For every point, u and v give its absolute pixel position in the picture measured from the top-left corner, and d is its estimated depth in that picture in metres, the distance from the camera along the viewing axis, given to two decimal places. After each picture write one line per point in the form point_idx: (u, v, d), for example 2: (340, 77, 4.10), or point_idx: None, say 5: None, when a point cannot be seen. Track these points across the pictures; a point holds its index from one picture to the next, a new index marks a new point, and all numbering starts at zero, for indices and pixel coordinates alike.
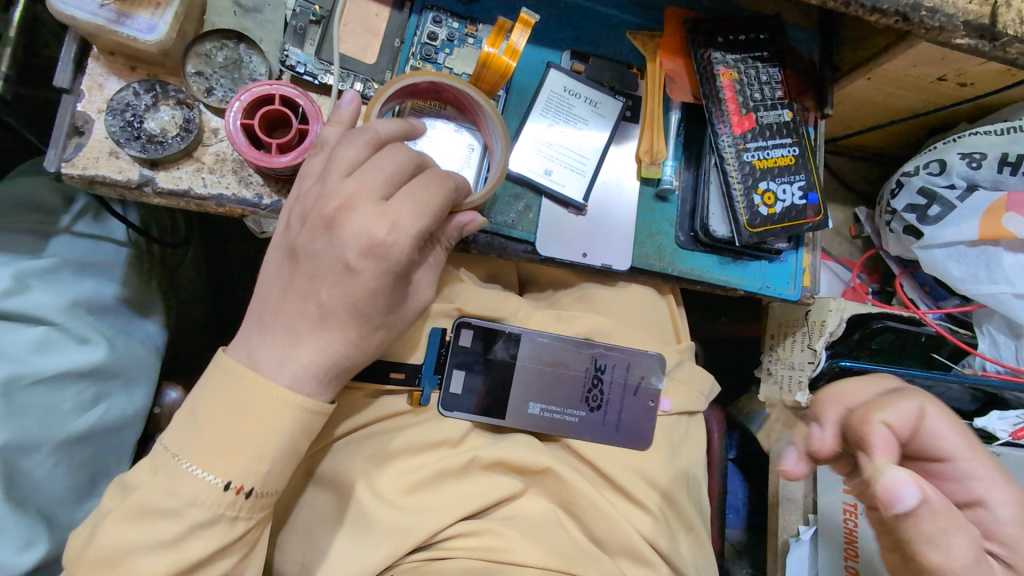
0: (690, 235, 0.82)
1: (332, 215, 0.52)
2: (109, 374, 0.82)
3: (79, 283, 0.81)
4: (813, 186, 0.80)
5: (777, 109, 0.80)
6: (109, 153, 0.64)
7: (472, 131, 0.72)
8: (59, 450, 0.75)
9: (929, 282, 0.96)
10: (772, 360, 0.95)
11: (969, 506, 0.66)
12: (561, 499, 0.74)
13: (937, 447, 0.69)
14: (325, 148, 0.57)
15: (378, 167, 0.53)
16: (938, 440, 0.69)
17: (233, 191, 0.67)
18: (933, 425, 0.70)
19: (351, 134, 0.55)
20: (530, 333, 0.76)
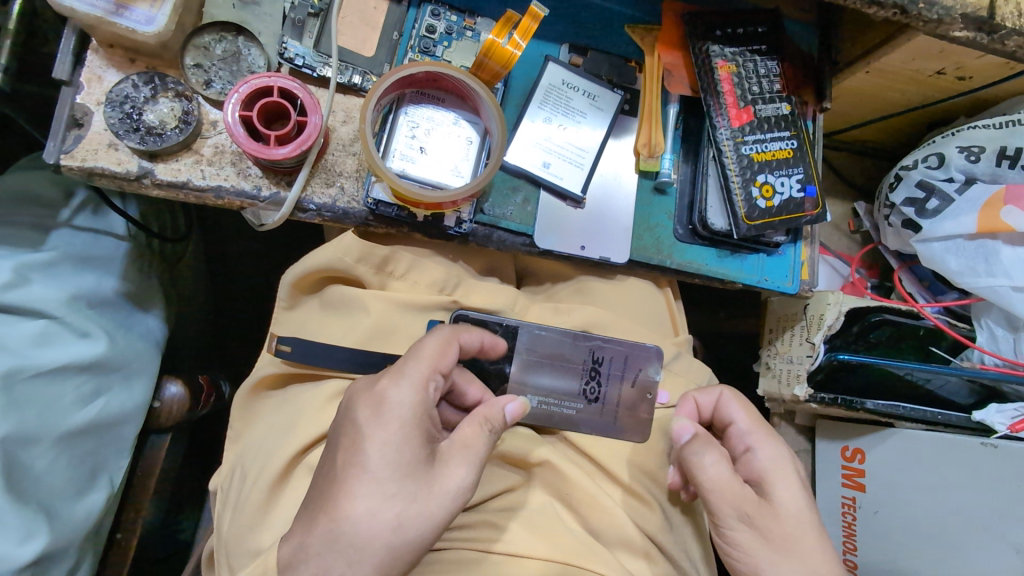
0: (688, 228, 0.82)
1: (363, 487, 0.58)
2: (109, 367, 0.82)
3: (78, 277, 0.81)
4: (812, 179, 0.80)
5: (776, 102, 0.80)
6: (107, 145, 0.65)
7: (471, 122, 0.72)
8: (60, 443, 0.77)
9: (929, 276, 0.97)
10: (771, 354, 0.97)
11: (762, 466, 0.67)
12: (561, 491, 0.75)
13: (728, 418, 0.71)
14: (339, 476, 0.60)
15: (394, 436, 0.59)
16: (727, 415, 0.71)
17: (232, 183, 0.67)
18: (727, 403, 0.72)
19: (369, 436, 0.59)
20: (527, 325, 0.76)
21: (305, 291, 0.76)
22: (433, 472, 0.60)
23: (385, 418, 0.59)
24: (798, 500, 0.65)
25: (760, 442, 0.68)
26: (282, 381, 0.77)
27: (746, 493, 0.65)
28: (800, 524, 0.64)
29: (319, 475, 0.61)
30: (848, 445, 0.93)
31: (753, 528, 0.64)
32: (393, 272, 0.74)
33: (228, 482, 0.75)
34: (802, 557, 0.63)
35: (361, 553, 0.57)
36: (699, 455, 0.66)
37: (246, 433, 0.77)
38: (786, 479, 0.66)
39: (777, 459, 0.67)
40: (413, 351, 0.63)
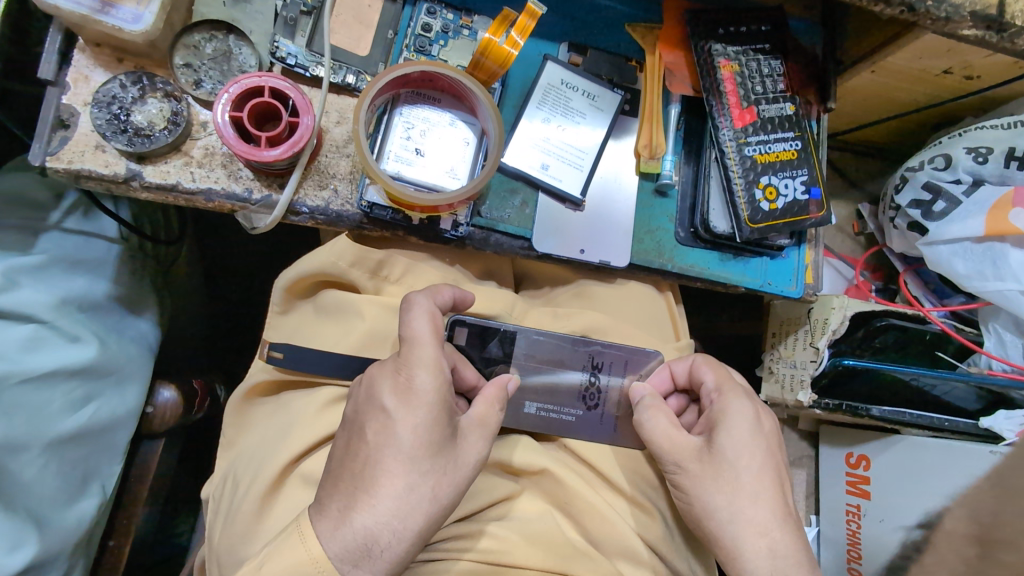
0: (690, 231, 0.80)
1: (395, 470, 0.58)
2: (100, 372, 0.81)
3: (68, 280, 0.80)
4: (817, 181, 0.78)
5: (780, 102, 0.78)
6: (94, 147, 0.63)
7: (468, 123, 0.70)
8: (50, 449, 0.75)
9: (934, 279, 0.95)
10: (774, 358, 0.95)
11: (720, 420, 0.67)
12: (560, 500, 0.74)
13: (698, 380, 0.72)
14: (366, 464, 0.59)
15: (415, 419, 0.59)
16: (698, 377, 0.72)
17: (222, 185, 0.66)
18: (699, 367, 0.72)
19: (391, 420, 0.59)
20: (525, 330, 0.74)
21: (299, 296, 0.75)
22: (458, 446, 0.62)
23: (412, 402, 0.59)
24: (746, 450, 0.65)
25: (722, 397, 0.68)
26: (275, 387, 0.75)
27: (689, 442, 0.67)
28: (742, 472, 0.65)
29: (347, 455, 0.60)
30: (852, 451, 0.92)
31: (693, 473, 0.66)
32: (388, 277, 0.73)
33: (220, 490, 0.73)
34: (736, 499, 0.64)
35: (404, 524, 0.59)
36: (643, 411, 0.69)
37: (239, 440, 0.76)
38: (735, 431, 0.66)
39: (741, 414, 0.67)
40: (419, 330, 0.61)
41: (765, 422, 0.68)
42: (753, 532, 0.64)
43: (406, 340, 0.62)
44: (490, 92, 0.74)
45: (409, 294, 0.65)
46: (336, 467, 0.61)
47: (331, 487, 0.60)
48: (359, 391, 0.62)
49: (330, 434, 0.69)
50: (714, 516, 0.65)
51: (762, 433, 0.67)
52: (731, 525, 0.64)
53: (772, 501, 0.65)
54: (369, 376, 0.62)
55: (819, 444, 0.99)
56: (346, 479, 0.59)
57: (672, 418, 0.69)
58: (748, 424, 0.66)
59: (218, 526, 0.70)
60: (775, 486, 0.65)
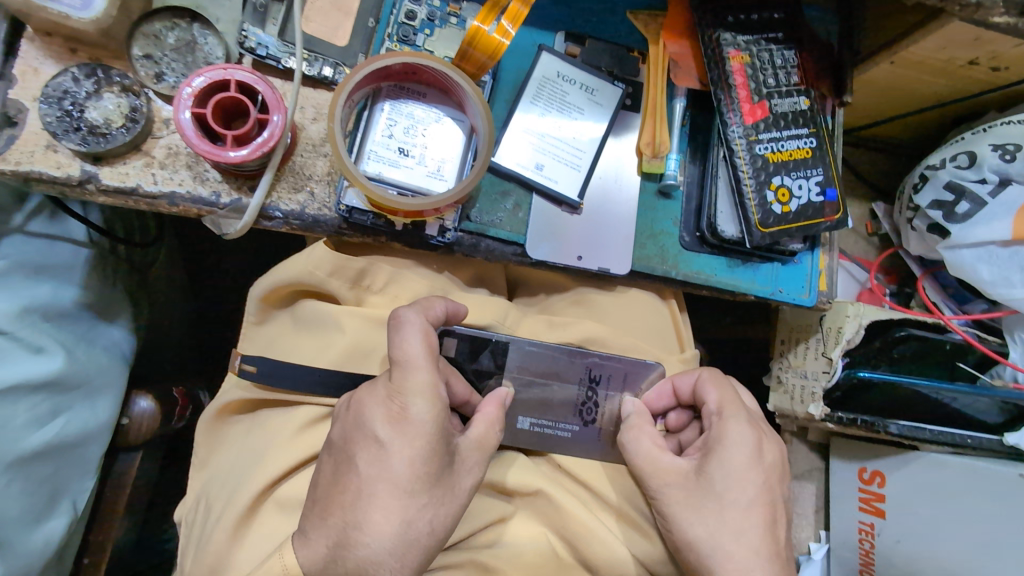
0: (695, 235, 0.74)
1: (387, 506, 0.53)
2: (69, 386, 0.76)
3: (33, 288, 0.74)
4: (832, 181, 0.72)
5: (793, 96, 0.73)
6: (46, 147, 0.58)
7: (455, 120, 0.65)
8: (13, 468, 0.70)
9: (953, 284, 0.90)
10: (782, 368, 0.90)
11: (715, 445, 0.61)
12: (557, 526, 0.69)
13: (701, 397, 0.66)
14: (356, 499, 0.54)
15: (405, 452, 0.53)
16: (701, 395, 0.66)
17: (187, 188, 0.60)
18: (703, 383, 0.66)
19: (382, 453, 0.53)
20: (518, 341, 0.69)
21: (276, 305, 0.69)
22: (455, 473, 0.57)
23: (405, 432, 0.54)
24: (738, 482, 0.60)
25: (722, 420, 0.62)
26: (251, 404, 0.70)
27: (677, 465, 0.62)
28: (730, 502, 0.59)
29: (334, 486, 0.55)
30: (866, 466, 0.87)
31: (676, 498, 0.61)
32: (370, 286, 0.67)
33: (192, 514, 0.69)
34: (718, 534, 0.59)
35: (401, 561, 0.54)
36: (625, 431, 0.65)
37: (213, 459, 0.71)
38: (728, 460, 0.60)
39: (740, 443, 0.61)
40: (411, 353, 0.55)
41: (767, 452, 0.62)
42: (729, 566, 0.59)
43: (398, 362, 0.55)
44: (479, 86, 0.68)
45: (399, 309, 0.59)
46: (323, 496, 0.55)
47: (319, 519, 0.55)
48: (347, 415, 0.57)
49: (307, 458, 0.64)
50: (692, 546, 0.60)
51: (761, 465, 0.61)
52: (710, 558, 0.59)
53: (757, 537, 0.59)
54: (358, 399, 0.56)
55: (830, 457, 0.94)
56: (335, 515, 0.54)
57: (657, 440, 0.64)
58: (745, 452, 0.61)
59: (189, 553, 0.66)
60: (764, 523, 0.60)
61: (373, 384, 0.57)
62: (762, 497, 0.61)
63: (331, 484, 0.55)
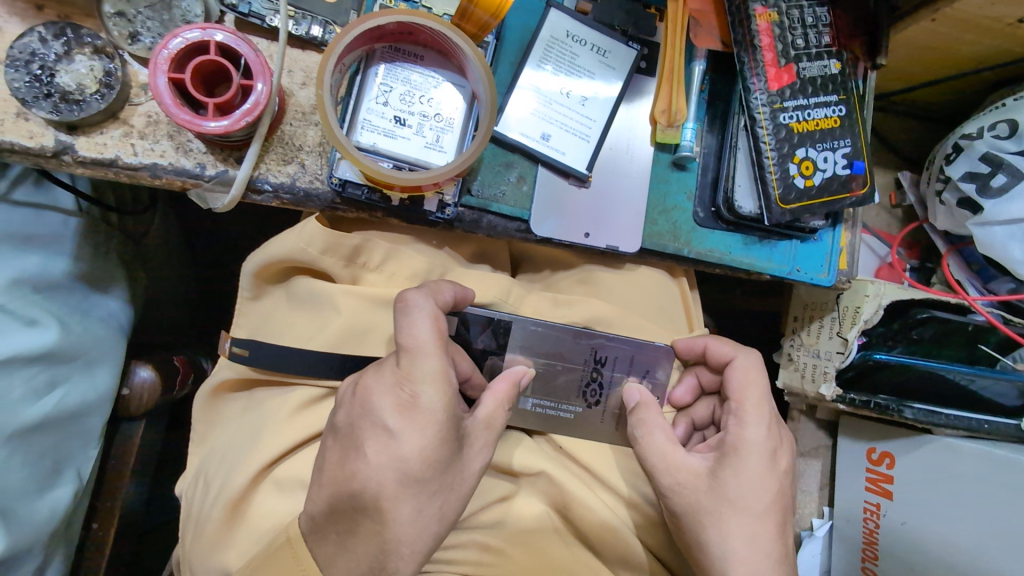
0: (710, 210, 0.70)
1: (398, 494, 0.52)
2: (66, 357, 0.72)
3: (22, 258, 0.69)
4: (860, 154, 0.67)
5: (823, 59, 0.67)
6: (16, 114, 0.54)
7: (456, 85, 0.60)
8: (14, 440, 0.66)
9: (978, 260, 0.85)
10: (794, 345, 0.87)
11: (732, 447, 0.60)
12: (558, 505, 0.68)
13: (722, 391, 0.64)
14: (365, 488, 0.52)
15: (416, 442, 0.52)
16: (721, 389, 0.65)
17: (169, 160, 0.57)
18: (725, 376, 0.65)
19: (393, 442, 0.52)
20: (521, 320, 0.66)
21: (269, 281, 0.67)
22: (464, 458, 0.55)
23: (416, 421, 0.52)
24: (753, 489, 0.59)
25: (740, 422, 0.61)
26: (247, 381, 0.69)
27: (691, 464, 0.60)
28: (744, 507, 0.59)
29: (340, 473, 0.53)
30: (875, 447, 0.86)
31: (688, 498, 0.60)
32: (367, 264, 0.64)
33: (192, 489, 0.68)
34: (729, 539, 0.58)
35: (412, 547, 0.53)
36: (636, 425, 0.64)
37: (211, 435, 0.70)
38: (744, 466, 0.59)
39: (757, 446, 0.60)
40: (421, 340, 0.53)
41: (781, 459, 0.62)
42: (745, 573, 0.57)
43: (407, 349, 0.53)
44: (482, 48, 0.63)
45: (405, 292, 0.56)
46: (328, 483, 0.54)
47: (324, 506, 0.54)
48: (352, 401, 0.54)
49: (304, 439, 0.63)
50: (703, 547, 0.59)
51: (776, 472, 0.60)
52: (720, 561, 0.58)
53: (770, 543, 0.59)
54: (364, 384, 0.54)
55: (838, 435, 0.92)
56: (341, 504, 0.53)
57: (670, 435, 0.62)
58: (761, 456, 0.60)
59: (190, 528, 0.66)
60: (777, 528, 0.60)
61: (380, 369, 0.54)
62: (776, 503, 0.60)
63: (337, 470, 0.53)
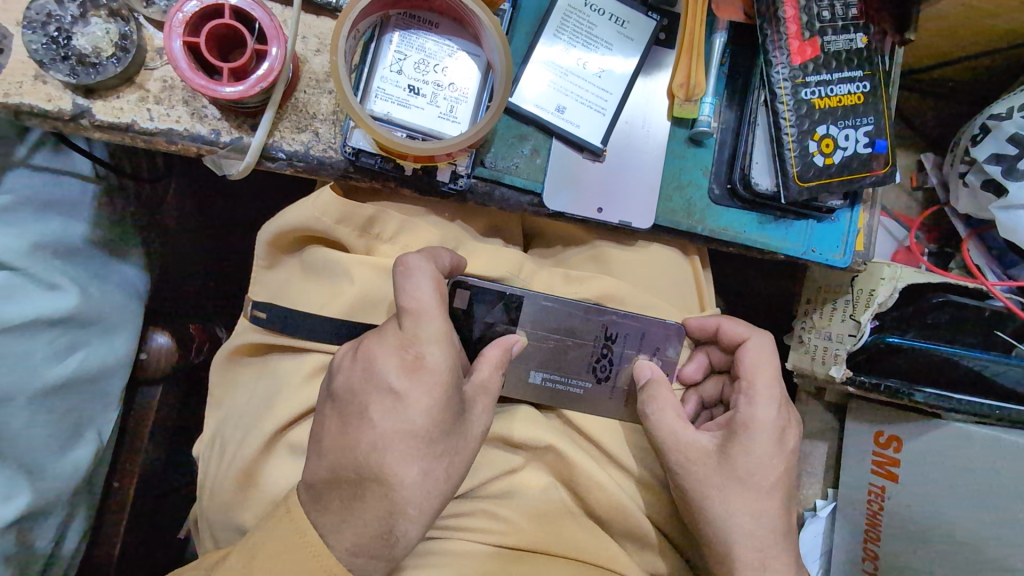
0: (726, 187, 0.69)
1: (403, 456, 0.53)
2: (86, 321, 0.74)
3: (42, 223, 0.69)
4: (883, 132, 0.66)
5: (850, 32, 0.65)
6: (34, 77, 0.54)
7: (471, 54, 0.59)
8: (36, 401, 0.69)
9: (1000, 247, 0.84)
10: (805, 328, 0.87)
11: (742, 425, 0.61)
12: (564, 475, 0.69)
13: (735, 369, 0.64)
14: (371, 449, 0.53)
15: (422, 402, 0.53)
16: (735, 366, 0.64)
17: (185, 125, 0.57)
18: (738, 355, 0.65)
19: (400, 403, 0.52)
20: (533, 295, 0.66)
21: (284, 250, 0.67)
22: (467, 420, 0.56)
23: (420, 377, 0.53)
24: (761, 467, 0.60)
25: (751, 401, 0.62)
26: (261, 348, 0.70)
27: (700, 442, 0.61)
28: (751, 484, 0.60)
29: (344, 437, 0.54)
30: (882, 431, 0.86)
31: (696, 475, 0.60)
32: (380, 235, 0.64)
33: (209, 451, 0.70)
34: (734, 515, 0.59)
35: (419, 508, 0.54)
36: (647, 402, 0.63)
37: (226, 401, 0.71)
38: (752, 444, 0.60)
39: (765, 425, 0.61)
40: (425, 300, 0.54)
41: (790, 438, 0.62)
42: (747, 546, 0.59)
43: (410, 311, 0.54)
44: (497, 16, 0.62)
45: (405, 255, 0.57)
46: (333, 450, 0.54)
47: (334, 472, 0.54)
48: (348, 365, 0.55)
49: (316, 405, 0.64)
50: (708, 520, 0.60)
51: (783, 451, 0.61)
52: (725, 534, 0.60)
53: (774, 518, 0.60)
54: (363, 348, 0.54)
55: (845, 419, 0.92)
56: (354, 470, 0.53)
57: (680, 412, 0.62)
58: (770, 434, 0.61)
59: (207, 486, 0.68)
60: (781, 505, 0.61)
61: (380, 333, 0.55)
62: (782, 481, 0.61)
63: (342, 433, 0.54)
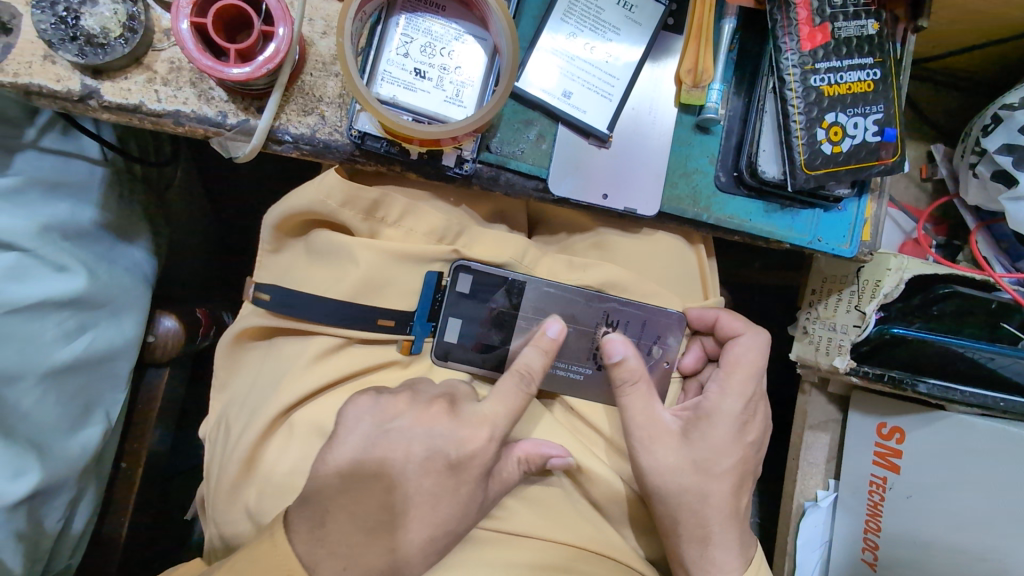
0: (732, 175, 0.69)
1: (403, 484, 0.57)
2: (95, 303, 0.74)
3: (50, 205, 0.70)
4: (893, 121, 0.65)
5: (861, 18, 0.64)
6: (43, 58, 0.55)
7: (478, 38, 0.59)
8: (47, 380, 0.69)
9: (1009, 239, 0.83)
10: (810, 318, 0.87)
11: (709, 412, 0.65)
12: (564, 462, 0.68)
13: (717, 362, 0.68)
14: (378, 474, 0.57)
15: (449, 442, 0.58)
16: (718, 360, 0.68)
17: (192, 107, 0.57)
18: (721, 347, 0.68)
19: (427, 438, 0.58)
20: (536, 281, 0.67)
21: (290, 234, 0.67)
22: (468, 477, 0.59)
23: (476, 458, 0.58)
24: (717, 452, 0.64)
25: (720, 392, 0.66)
26: (266, 331, 0.70)
27: (666, 422, 0.64)
28: (707, 467, 0.64)
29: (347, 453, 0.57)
30: (886, 422, 0.85)
31: (660, 454, 0.63)
32: (385, 219, 0.64)
33: (215, 433, 0.71)
34: (688, 493, 0.63)
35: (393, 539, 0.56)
36: (620, 382, 0.63)
37: (232, 383, 0.72)
38: (713, 430, 0.65)
39: (727, 414, 0.66)
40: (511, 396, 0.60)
41: (748, 432, 0.67)
42: (693, 522, 0.64)
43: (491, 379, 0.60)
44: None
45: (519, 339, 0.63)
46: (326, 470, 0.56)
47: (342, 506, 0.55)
48: (418, 416, 0.58)
49: (320, 388, 0.64)
50: (662, 498, 0.63)
51: (741, 443, 0.66)
52: (676, 511, 0.64)
53: (722, 500, 0.65)
54: (438, 410, 0.59)
55: (848, 409, 0.91)
56: (371, 514, 0.56)
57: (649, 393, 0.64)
58: (730, 425, 0.65)
59: (212, 467, 0.68)
60: (732, 491, 0.66)
61: (453, 393, 0.62)
62: (735, 468, 0.66)
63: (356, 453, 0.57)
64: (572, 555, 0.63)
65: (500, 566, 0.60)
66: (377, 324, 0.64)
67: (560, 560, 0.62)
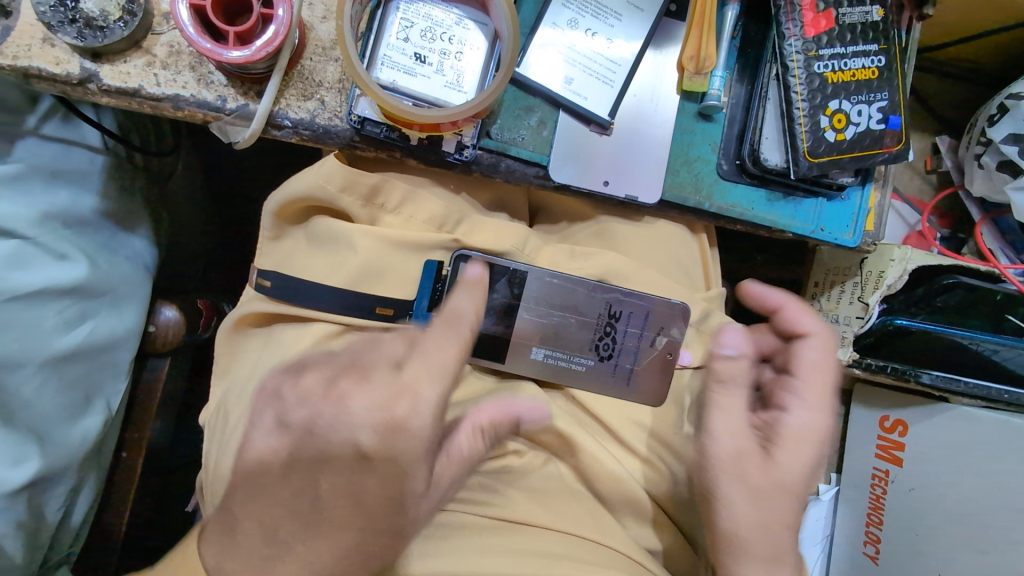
0: (734, 163, 0.68)
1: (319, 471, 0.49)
2: (95, 292, 0.74)
3: (51, 194, 0.70)
4: (897, 109, 0.64)
5: (866, 5, 0.64)
6: (43, 41, 0.54)
7: (478, 23, 0.59)
8: (47, 367, 0.69)
9: (1015, 230, 0.83)
10: (813, 310, 0.86)
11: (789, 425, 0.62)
12: (568, 456, 0.68)
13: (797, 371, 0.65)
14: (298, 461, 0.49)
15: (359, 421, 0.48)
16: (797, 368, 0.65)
17: (191, 91, 0.57)
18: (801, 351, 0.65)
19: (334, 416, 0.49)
20: (539, 271, 0.66)
21: (290, 221, 0.67)
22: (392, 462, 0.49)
23: (394, 442, 0.48)
24: (799, 471, 0.61)
25: (798, 405, 0.63)
26: (266, 319, 0.70)
27: (745, 431, 0.62)
28: (782, 485, 0.61)
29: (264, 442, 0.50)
30: (888, 415, 0.86)
31: (734, 463, 0.61)
32: (385, 206, 0.64)
33: (214, 421, 0.71)
34: (756, 513, 0.60)
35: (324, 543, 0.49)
36: (723, 377, 0.64)
37: (232, 371, 0.72)
38: (791, 447, 0.61)
39: (810, 429, 0.62)
40: (442, 358, 0.50)
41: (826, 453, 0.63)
42: (760, 548, 0.60)
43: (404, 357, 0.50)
44: None
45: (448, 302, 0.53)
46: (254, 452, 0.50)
47: (266, 503, 0.49)
48: (325, 415, 0.49)
49: None
50: (728, 515, 0.61)
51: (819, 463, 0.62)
52: (740, 531, 0.60)
53: (789, 524, 0.61)
54: (345, 383, 0.49)
55: (852, 403, 0.92)
56: None
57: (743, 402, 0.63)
58: (808, 442, 0.62)
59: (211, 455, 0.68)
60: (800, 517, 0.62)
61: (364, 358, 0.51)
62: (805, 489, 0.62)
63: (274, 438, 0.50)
64: (574, 543, 0.63)
65: (502, 552, 0.59)
66: (377, 312, 0.64)
67: (562, 549, 0.61)
